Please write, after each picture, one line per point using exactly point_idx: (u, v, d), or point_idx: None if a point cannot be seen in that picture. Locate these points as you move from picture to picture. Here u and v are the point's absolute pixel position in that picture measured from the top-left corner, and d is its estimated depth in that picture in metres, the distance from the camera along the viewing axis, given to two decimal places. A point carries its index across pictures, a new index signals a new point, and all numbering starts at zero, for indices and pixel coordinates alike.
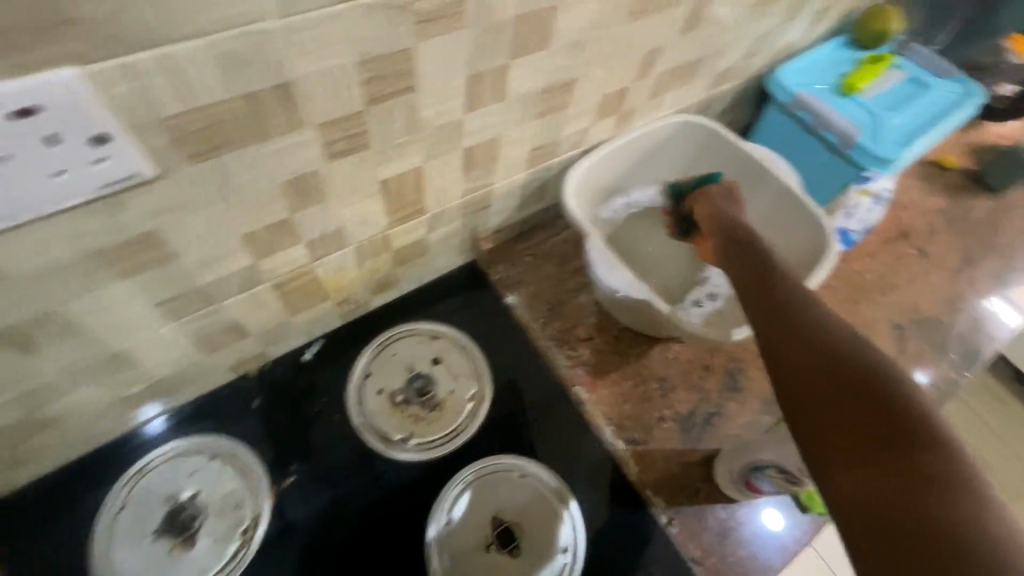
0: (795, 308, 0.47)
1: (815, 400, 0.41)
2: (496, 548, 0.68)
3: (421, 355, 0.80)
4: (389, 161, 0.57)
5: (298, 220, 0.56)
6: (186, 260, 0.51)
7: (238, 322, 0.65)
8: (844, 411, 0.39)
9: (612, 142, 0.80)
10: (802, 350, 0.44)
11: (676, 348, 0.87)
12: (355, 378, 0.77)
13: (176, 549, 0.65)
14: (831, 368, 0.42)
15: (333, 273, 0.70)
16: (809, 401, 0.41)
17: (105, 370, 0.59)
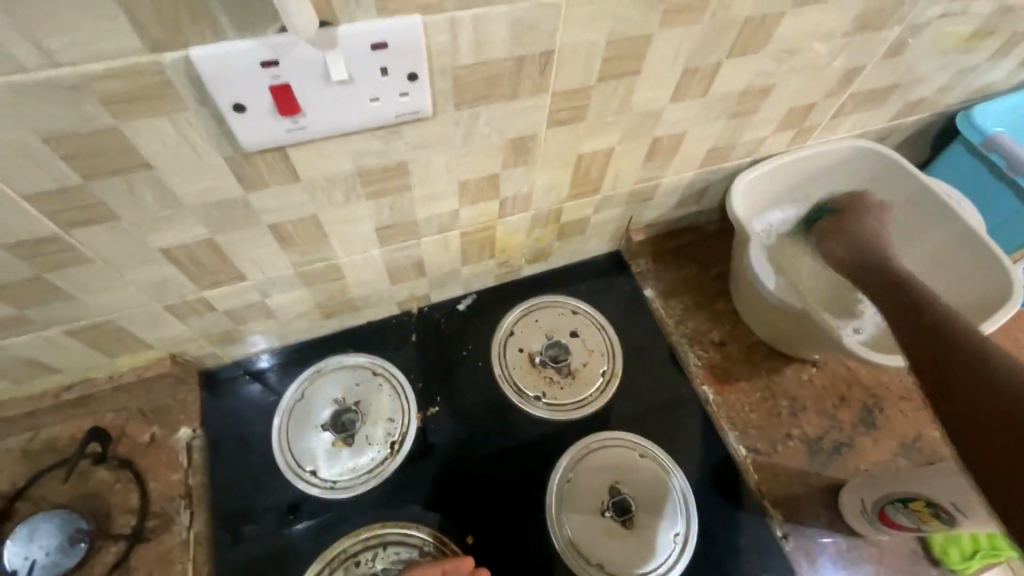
0: (958, 351, 0.50)
1: (982, 439, 0.44)
2: (611, 515, 0.72)
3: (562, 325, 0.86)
4: (592, 137, 0.63)
5: (504, 176, 0.64)
6: (415, 193, 0.61)
7: (422, 260, 0.75)
8: (1010, 446, 0.42)
9: (782, 157, 0.82)
10: (930, 362, 0.51)
11: (811, 371, 0.86)
12: (501, 333, 0.85)
13: (338, 444, 0.75)
14: (987, 402, 0.45)
15: (507, 234, 0.77)
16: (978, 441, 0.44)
17: (321, 278, 0.70)
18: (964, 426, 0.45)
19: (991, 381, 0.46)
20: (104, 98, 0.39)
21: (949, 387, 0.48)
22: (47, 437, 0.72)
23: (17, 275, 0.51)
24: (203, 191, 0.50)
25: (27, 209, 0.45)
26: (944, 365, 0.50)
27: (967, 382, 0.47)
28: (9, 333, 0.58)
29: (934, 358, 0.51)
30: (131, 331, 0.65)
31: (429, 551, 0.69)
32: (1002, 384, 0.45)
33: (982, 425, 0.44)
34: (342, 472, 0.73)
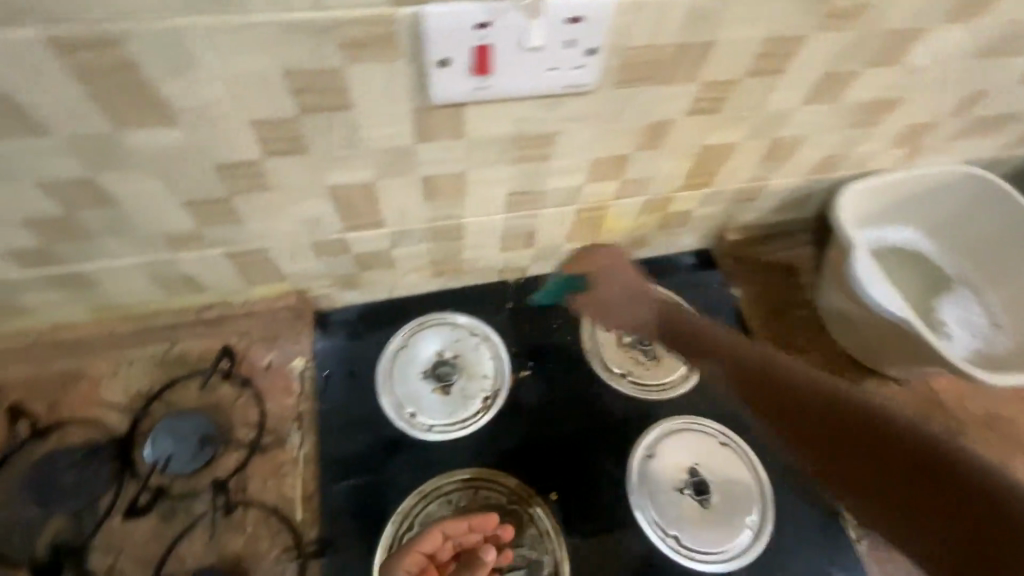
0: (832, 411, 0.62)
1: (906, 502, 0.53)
2: (689, 494, 0.75)
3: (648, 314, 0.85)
4: (722, 130, 0.67)
5: (632, 157, 0.68)
6: (552, 163, 0.66)
7: (534, 231, 0.80)
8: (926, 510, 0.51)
9: (891, 174, 0.83)
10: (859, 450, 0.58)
11: (893, 387, 0.88)
12: (561, 303, 0.88)
13: (436, 392, 0.81)
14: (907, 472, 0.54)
15: (614, 217, 0.81)
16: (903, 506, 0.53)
17: (445, 235, 0.75)
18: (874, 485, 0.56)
19: (887, 438, 0.57)
20: (341, 43, 0.45)
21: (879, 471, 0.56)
22: (178, 352, 0.78)
23: (212, 194, 0.58)
24: (383, 137, 0.56)
25: (244, 133, 0.52)
26: (823, 419, 0.63)
27: (875, 442, 0.58)
28: (184, 248, 0.65)
29: (796, 416, 0.65)
30: (275, 262, 0.72)
31: (516, 500, 0.74)
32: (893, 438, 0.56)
33: (901, 473, 0.54)
34: (439, 418, 0.79)
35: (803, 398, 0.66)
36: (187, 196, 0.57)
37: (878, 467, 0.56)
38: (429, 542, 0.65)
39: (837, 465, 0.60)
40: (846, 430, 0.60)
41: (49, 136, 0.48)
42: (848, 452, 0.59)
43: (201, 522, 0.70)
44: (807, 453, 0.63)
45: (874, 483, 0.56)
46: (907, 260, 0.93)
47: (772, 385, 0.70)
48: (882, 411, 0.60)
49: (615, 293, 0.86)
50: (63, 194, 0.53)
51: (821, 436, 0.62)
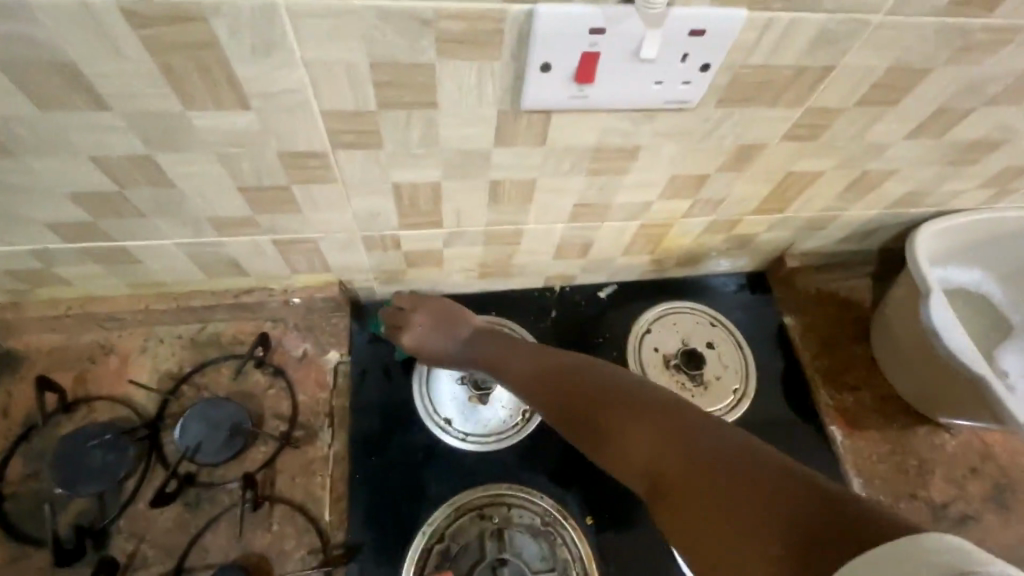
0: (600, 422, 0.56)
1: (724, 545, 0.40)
2: None
3: (490, 346, 0.72)
4: (813, 158, 0.63)
5: (713, 178, 0.64)
6: (629, 178, 0.62)
7: (592, 243, 0.76)
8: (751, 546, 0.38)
9: (971, 215, 0.79)
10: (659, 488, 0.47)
11: (945, 437, 0.83)
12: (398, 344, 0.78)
13: (474, 399, 0.78)
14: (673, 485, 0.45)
15: (677, 235, 0.77)
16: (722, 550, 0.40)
17: (501, 240, 0.72)
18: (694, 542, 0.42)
19: (693, 432, 0.47)
20: (442, 36, 0.41)
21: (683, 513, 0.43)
22: (212, 331, 0.77)
23: (272, 181, 0.54)
24: (461, 138, 0.52)
25: (317, 123, 0.48)
26: (624, 419, 0.53)
27: (693, 443, 0.46)
28: (232, 232, 0.62)
29: (596, 413, 0.57)
30: (324, 253, 0.69)
31: (549, 521, 0.71)
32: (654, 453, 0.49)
33: (727, 485, 0.42)
34: (474, 428, 0.76)
35: (610, 391, 0.58)
36: (245, 182, 0.54)
37: (704, 473, 0.43)
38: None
39: (631, 455, 0.50)
40: (652, 428, 0.50)
41: (112, 109, 0.44)
42: (641, 449, 0.50)
43: (226, 515, 0.67)
44: (643, 460, 0.49)
45: (710, 504, 0.41)
46: (972, 306, 0.89)
47: (591, 385, 0.60)
48: (702, 417, 0.49)
49: (436, 327, 0.75)
50: (119, 169, 0.51)
51: (610, 418, 0.55)
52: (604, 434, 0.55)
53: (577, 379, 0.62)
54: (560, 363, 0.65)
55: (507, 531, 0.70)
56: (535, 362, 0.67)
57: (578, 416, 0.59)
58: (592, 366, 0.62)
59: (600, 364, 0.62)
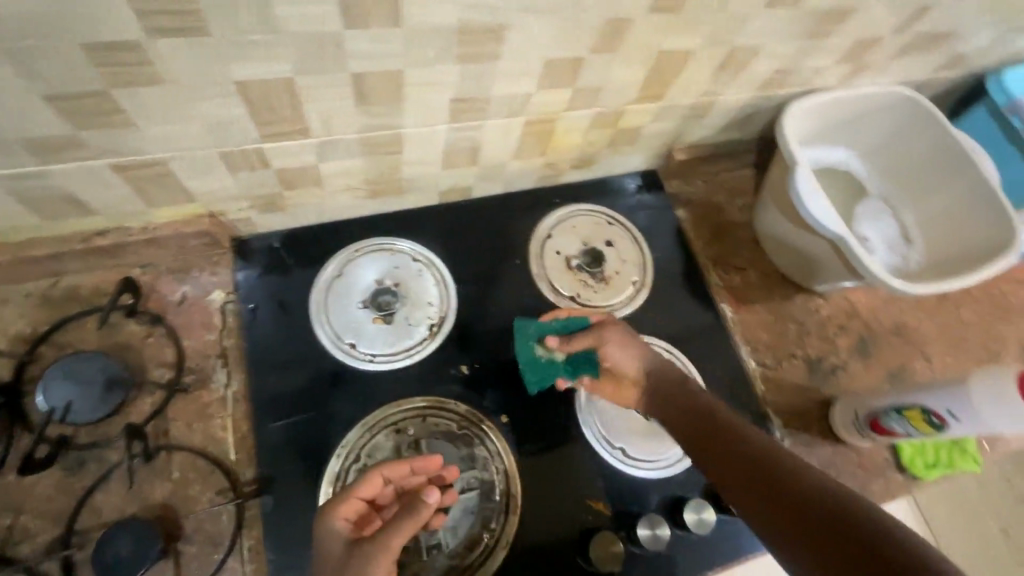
0: (667, 387, 0.68)
1: (731, 477, 0.57)
2: (634, 408, 0.76)
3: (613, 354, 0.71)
4: (682, 33, 0.63)
5: (588, 62, 0.63)
6: (503, 64, 0.59)
7: (480, 146, 0.73)
8: (744, 483, 0.56)
9: (833, 92, 0.84)
10: (697, 433, 0.62)
11: (819, 302, 0.92)
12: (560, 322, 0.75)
13: (378, 320, 0.75)
14: (710, 434, 0.61)
15: (565, 131, 0.76)
16: (731, 481, 0.57)
17: (381, 149, 0.68)
18: (723, 468, 0.58)
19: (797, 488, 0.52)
20: None
21: (714, 453, 0.60)
22: (68, 284, 0.68)
23: (84, 87, 0.47)
24: (301, 19, 0.47)
25: (119, 3, 0.41)
26: (716, 453, 0.60)
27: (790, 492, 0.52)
28: (54, 157, 0.53)
29: (732, 473, 0.57)
30: (178, 178, 0.61)
31: (467, 424, 0.72)
32: (709, 412, 0.63)
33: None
34: (381, 348, 0.74)
35: (760, 459, 0.56)
36: (49, 88, 0.46)
37: (823, 546, 0.47)
38: (370, 487, 0.60)
39: (715, 468, 0.59)
40: (756, 479, 0.55)
41: None
42: (738, 493, 0.56)
43: (116, 472, 0.63)
44: (690, 430, 0.63)
45: (727, 460, 0.58)
46: (839, 180, 0.98)
47: (717, 442, 0.60)
48: (866, 527, 0.46)
49: (620, 350, 0.70)
50: None
51: (730, 469, 0.58)
52: (666, 403, 0.67)
53: (713, 440, 0.61)
54: (704, 411, 0.64)
55: (423, 440, 0.71)
56: (646, 372, 0.70)
57: (688, 440, 0.63)
58: (720, 424, 0.61)
59: (736, 431, 0.60)
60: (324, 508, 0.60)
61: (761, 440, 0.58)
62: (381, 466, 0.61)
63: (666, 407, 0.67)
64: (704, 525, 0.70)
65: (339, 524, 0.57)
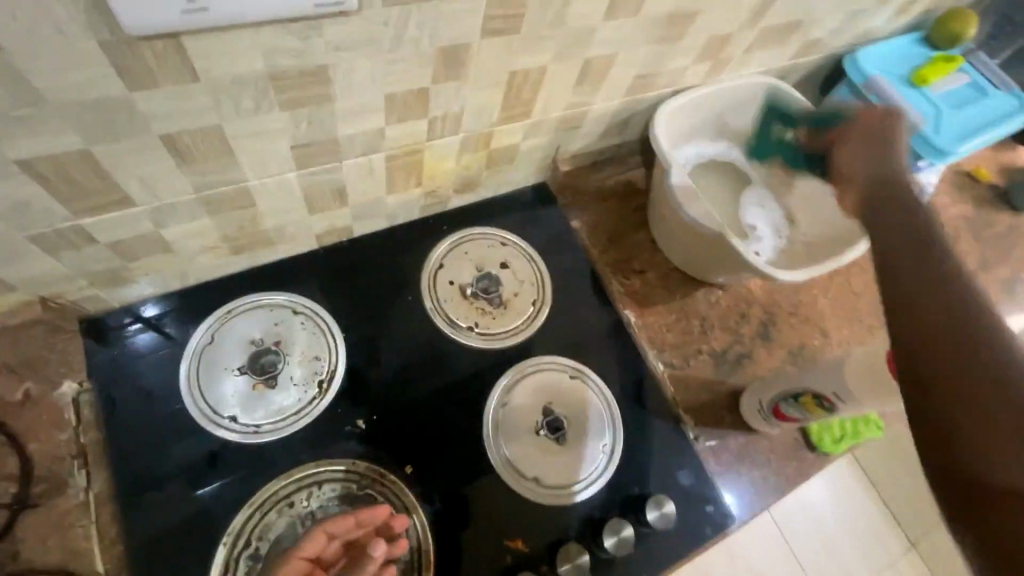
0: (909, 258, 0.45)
1: (925, 313, 0.42)
2: (545, 433, 0.75)
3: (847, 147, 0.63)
4: (527, 52, 0.61)
5: (435, 91, 0.60)
6: (338, 105, 0.55)
7: (345, 187, 0.69)
8: (945, 350, 0.40)
9: (703, 88, 0.86)
10: (902, 270, 0.45)
11: (718, 294, 0.94)
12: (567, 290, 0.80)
13: (259, 386, 0.70)
14: (934, 330, 0.41)
15: (435, 160, 0.73)
16: (920, 314, 0.42)
17: (228, 205, 0.62)
18: (933, 348, 0.41)
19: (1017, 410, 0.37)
20: None
21: (922, 322, 0.42)
22: None
23: None
24: (71, 85, 0.41)
25: None
26: (926, 336, 0.41)
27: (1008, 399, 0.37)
28: None
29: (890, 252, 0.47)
30: None
31: (367, 481, 0.68)
32: (950, 305, 0.41)
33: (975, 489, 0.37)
34: (265, 416, 0.69)
35: (975, 391, 0.38)
36: None
37: (927, 406, 0.40)
38: (312, 546, 0.60)
39: (919, 342, 0.41)
40: (940, 347, 0.41)
41: None
42: (959, 352, 0.40)
43: None
44: (946, 336, 0.40)
45: (925, 318, 0.42)
46: (725, 172, 1.00)
47: (889, 234, 0.48)
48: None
49: (855, 157, 0.61)
50: None
51: (934, 342, 0.41)
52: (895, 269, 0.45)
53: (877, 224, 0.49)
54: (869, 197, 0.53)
55: (320, 508, 0.66)
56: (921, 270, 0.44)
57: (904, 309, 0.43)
58: (907, 218, 0.48)
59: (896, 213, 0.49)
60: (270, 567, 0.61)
61: (953, 253, 0.44)
62: (325, 521, 0.61)
63: (902, 282, 0.44)
64: (625, 544, 0.68)
65: None
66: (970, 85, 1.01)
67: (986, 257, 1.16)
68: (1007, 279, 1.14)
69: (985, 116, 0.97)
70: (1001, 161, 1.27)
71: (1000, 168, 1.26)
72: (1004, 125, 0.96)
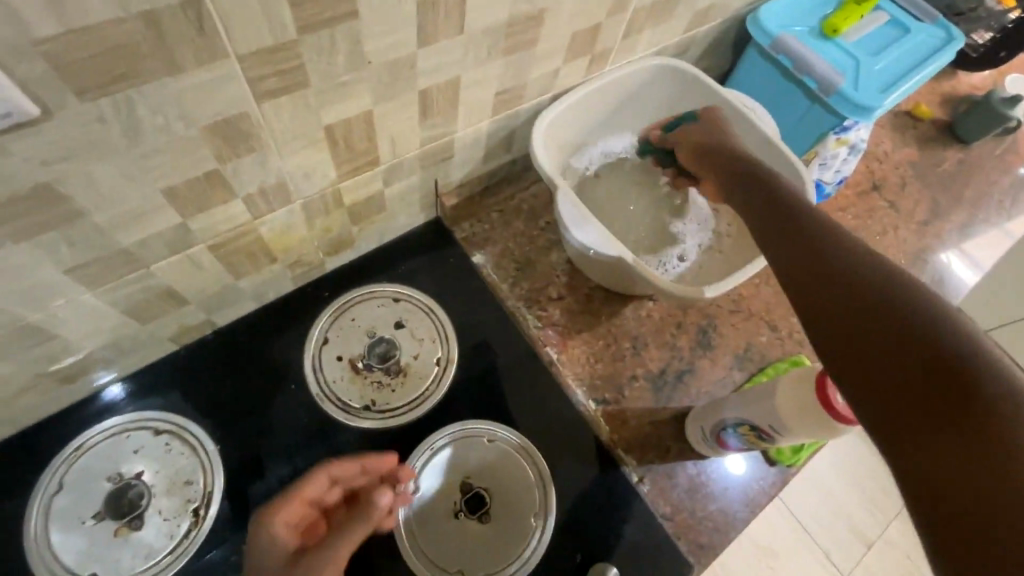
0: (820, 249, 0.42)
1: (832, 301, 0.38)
2: (466, 515, 0.68)
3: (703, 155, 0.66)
4: (334, 103, 0.50)
5: (230, 170, 0.50)
6: (99, 217, 0.45)
7: (173, 288, 0.59)
8: (878, 325, 0.35)
9: (586, 85, 0.76)
10: (817, 279, 0.40)
11: (649, 305, 0.83)
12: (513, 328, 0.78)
13: (122, 530, 0.61)
14: (857, 304, 0.36)
15: (280, 233, 0.63)
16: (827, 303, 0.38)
17: (20, 343, 0.52)
18: (847, 339, 0.36)
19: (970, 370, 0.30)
20: None
21: (845, 314, 0.37)
22: None
23: None
24: None
25: None
26: (856, 313, 0.36)
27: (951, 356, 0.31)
28: None
29: (776, 238, 0.46)
30: None
31: None
32: (869, 283, 0.37)
33: (925, 467, 0.29)
34: (134, 564, 0.60)
35: (922, 347, 0.32)
36: None
37: (882, 392, 0.33)
38: (316, 487, 0.56)
39: (836, 334, 0.36)
40: (875, 326, 0.35)
41: None
42: (889, 327, 0.34)
43: None
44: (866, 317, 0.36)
45: (848, 303, 0.37)
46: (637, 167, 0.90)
47: (790, 224, 0.46)
48: (984, 381, 0.30)
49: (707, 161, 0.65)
50: None
51: (865, 315, 0.36)
52: (805, 268, 0.41)
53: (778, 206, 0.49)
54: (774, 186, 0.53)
55: None
56: (830, 272, 0.39)
57: (816, 310, 0.39)
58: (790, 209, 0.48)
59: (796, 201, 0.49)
60: (269, 504, 0.56)
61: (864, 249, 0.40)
62: (331, 462, 0.58)
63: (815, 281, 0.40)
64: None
65: (280, 527, 0.53)
66: (889, 24, 0.91)
67: (939, 202, 1.07)
68: (965, 222, 1.06)
69: (912, 57, 0.87)
70: (942, 92, 1.18)
71: (942, 100, 1.17)
72: (930, 64, 0.86)
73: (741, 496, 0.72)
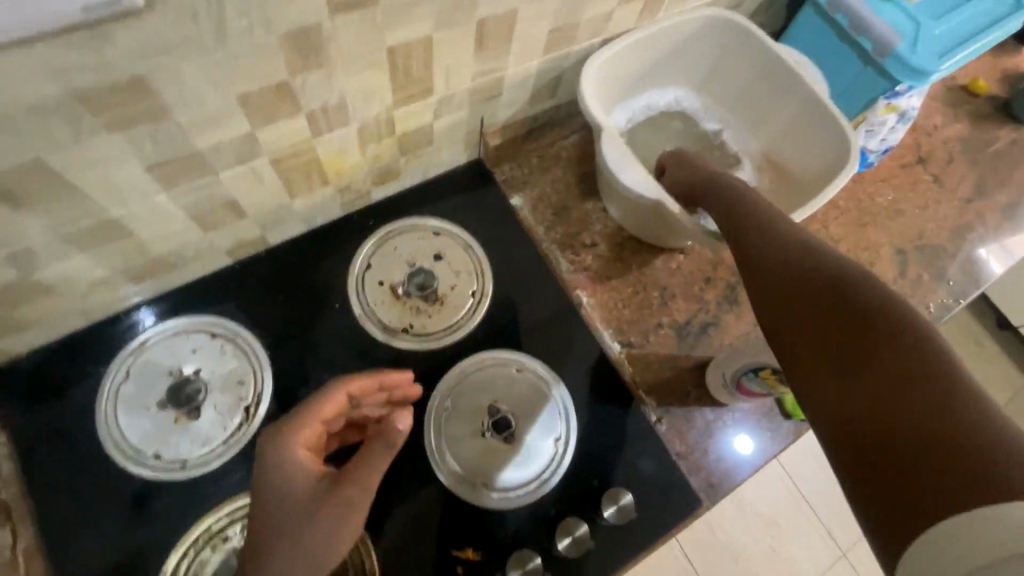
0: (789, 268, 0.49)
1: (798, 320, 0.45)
2: (491, 434, 0.73)
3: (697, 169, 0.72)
4: (399, 24, 0.52)
5: (299, 84, 0.52)
6: (181, 116, 0.48)
7: (235, 199, 0.63)
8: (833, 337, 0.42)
9: (638, 31, 0.76)
10: (786, 296, 0.47)
11: (680, 259, 0.85)
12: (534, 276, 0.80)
13: (182, 418, 0.67)
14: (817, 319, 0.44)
15: (334, 156, 0.66)
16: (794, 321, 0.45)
17: (101, 237, 0.57)
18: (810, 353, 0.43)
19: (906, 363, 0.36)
20: None
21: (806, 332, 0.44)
22: None
23: None
24: None
25: None
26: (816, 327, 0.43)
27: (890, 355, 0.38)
28: None
29: (754, 258, 0.53)
30: None
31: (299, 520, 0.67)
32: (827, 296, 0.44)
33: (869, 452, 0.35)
34: (192, 449, 0.66)
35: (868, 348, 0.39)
36: None
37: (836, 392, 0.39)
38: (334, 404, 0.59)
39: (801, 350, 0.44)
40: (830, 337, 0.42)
41: None
42: (843, 336, 0.41)
43: None
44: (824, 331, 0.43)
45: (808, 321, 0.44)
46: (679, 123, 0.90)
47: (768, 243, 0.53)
48: (920, 370, 0.36)
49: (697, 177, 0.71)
50: None
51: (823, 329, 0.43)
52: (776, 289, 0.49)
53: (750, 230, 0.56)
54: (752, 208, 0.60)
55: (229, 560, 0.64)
56: (798, 289, 0.47)
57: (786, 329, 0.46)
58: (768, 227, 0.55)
59: (777, 225, 0.55)
60: (282, 424, 0.57)
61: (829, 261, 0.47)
62: (350, 382, 0.60)
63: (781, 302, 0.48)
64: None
65: (300, 450, 0.55)
66: None
67: (986, 180, 1.05)
68: (1010, 202, 1.04)
69: (975, 23, 0.85)
70: (1003, 66, 1.14)
71: (1001, 75, 1.13)
72: (994, 31, 0.84)
73: (755, 446, 0.75)
